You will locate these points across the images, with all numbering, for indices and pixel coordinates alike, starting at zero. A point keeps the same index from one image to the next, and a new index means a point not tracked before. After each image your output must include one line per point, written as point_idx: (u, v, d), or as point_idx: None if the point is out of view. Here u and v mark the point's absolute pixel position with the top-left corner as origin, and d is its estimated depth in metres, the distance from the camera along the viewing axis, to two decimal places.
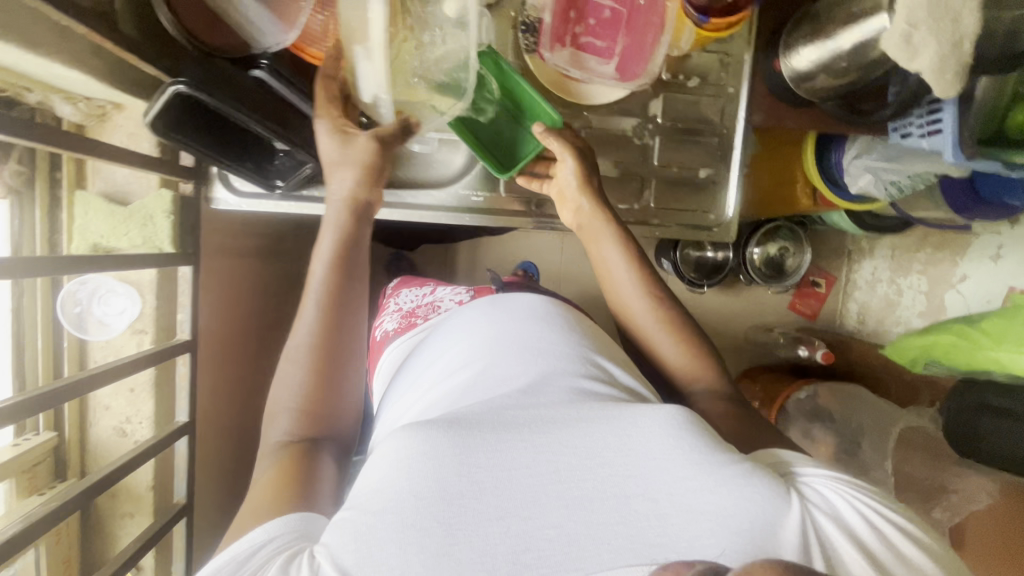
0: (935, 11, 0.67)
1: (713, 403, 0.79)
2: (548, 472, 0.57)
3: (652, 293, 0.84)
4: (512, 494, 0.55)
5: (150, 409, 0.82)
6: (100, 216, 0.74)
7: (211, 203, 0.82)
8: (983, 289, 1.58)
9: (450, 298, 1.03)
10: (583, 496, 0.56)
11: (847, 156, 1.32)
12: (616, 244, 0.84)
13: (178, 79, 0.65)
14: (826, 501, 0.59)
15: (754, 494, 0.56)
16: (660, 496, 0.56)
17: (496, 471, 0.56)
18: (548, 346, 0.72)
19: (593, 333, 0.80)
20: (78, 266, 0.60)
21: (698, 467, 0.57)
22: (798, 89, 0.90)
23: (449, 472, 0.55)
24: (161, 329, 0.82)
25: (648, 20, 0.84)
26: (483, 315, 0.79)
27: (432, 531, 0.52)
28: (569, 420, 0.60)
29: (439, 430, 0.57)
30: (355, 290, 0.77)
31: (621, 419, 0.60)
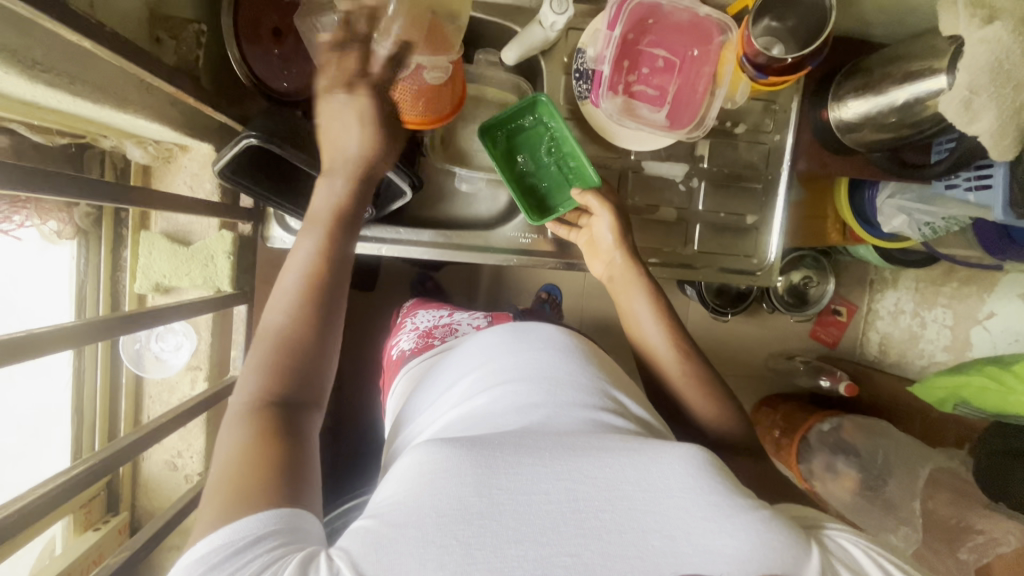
0: (997, 78, 0.68)
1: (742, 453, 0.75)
2: (568, 499, 0.51)
3: (680, 347, 0.80)
4: (530, 520, 0.49)
5: (203, 444, 0.83)
6: (163, 256, 0.76)
7: (268, 241, 0.81)
8: (1013, 328, 1.57)
9: (467, 322, 1.07)
10: (602, 527, 0.50)
11: (881, 195, 1.33)
12: (647, 299, 0.83)
13: (251, 132, 0.68)
14: (848, 554, 0.58)
15: (772, 540, 0.52)
16: (680, 534, 0.50)
17: (517, 494, 0.51)
18: (565, 379, 0.69)
19: (612, 369, 0.78)
20: (135, 324, 0.61)
21: (717, 505, 0.52)
22: (843, 138, 0.92)
23: (470, 490, 0.50)
24: (215, 366, 0.83)
25: (700, 71, 0.85)
26: (505, 347, 0.76)
27: (449, 549, 0.47)
28: (591, 448, 0.55)
29: (464, 450, 0.53)
30: (349, 246, 0.68)
31: (642, 448, 0.55)
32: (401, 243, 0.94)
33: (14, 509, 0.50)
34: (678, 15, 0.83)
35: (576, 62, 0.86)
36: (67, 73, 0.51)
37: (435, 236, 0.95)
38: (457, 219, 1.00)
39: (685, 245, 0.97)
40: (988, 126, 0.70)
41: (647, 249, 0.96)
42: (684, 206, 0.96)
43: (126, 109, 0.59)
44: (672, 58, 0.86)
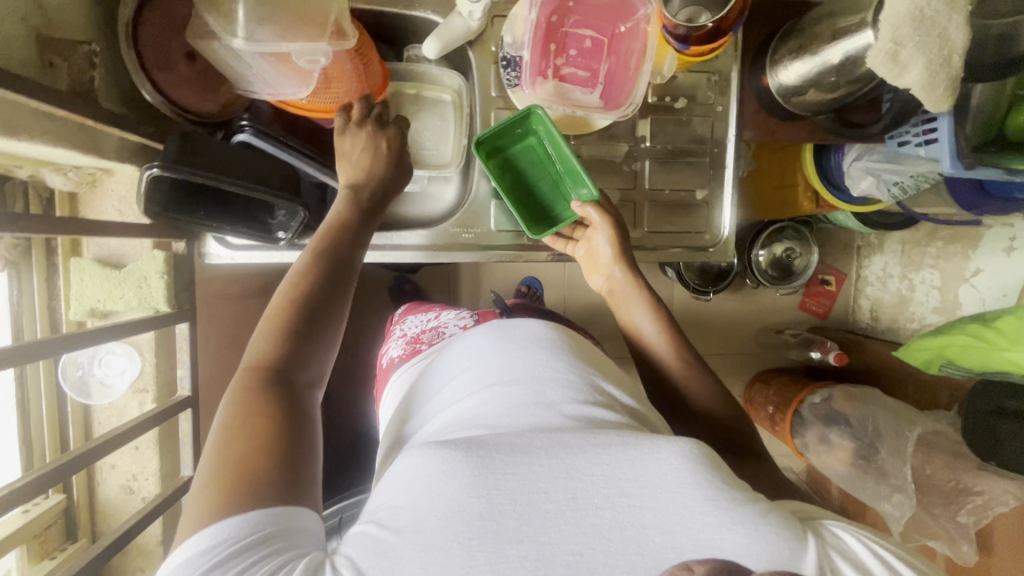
0: (922, 26, 0.65)
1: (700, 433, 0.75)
2: (567, 498, 0.52)
3: (682, 358, 0.79)
4: (530, 520, 0.51)
5: (156, 465, 0.82)
6: (97, 281, 0.76)
7: (205, 258, 0.82)
8: (999, 283, 1.54)
9: (454, 322, 1.05)
10: (601, 525, 0.51)
11: (847, 159, 1.30)
12: (645, 306, 0.82)
13: (151, 162, 0.67)
14: (843, 546, 0.54)
15: (772, 535, 0.51)
16: (680, 529, 0.51)
17: (516, 493, 0.52)
18: (554, 375, 0.67)
19: (596, 359, 0.76)
20: (74, 342, 0.61)
21: (716, 500, 0.52)
22: (787, 104, 0.89)
23: (469, 492, 0.51)
24: (162, 385, 0.82)
25: (631, 47, 0.84)
26: (491, 343, 0.74)
27: (452, 551, 0.49)
28: (586, 443, 0.54)
29: (457, 449, 0.53)
30: (354, 259, 0.73)
31: (637, 442, 0.55)
32: None
33: None
34: None
35: (504, 49, 0.85)
36: None
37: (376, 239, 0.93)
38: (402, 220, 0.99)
39: (634, 227, 0.96)
40: (918, 78, 0.68)
41: None
42: (630, 188, 0.95)
43: (22, 137, 0.58)
44: (601, 37, 0.84)
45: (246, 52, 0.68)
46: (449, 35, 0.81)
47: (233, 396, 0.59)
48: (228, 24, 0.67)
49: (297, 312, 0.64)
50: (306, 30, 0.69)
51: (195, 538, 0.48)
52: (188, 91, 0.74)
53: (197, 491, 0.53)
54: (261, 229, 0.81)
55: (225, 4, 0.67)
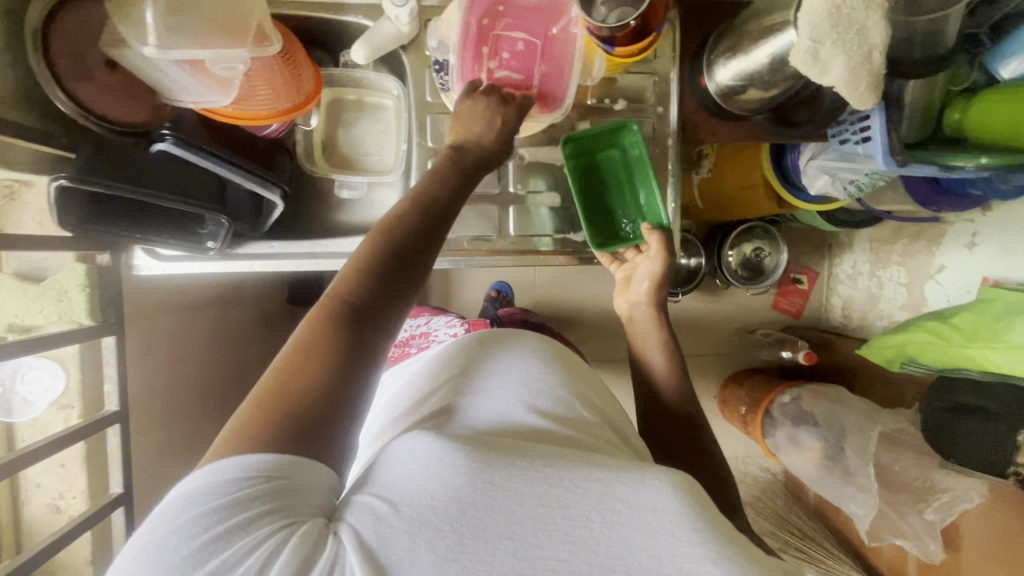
0: (839, 23, 0.65)
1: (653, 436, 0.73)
2: (559, 503, 0.44)
3: (683, 395, 0.78)
4: (522, 517, 0.43)
5: (83, 484, 0.79)
6: (13, 294, 0.74)
7: (132, 269, 0.80)
8: (962, 279, 1.54)
9: (444, 330, 1.12)
10: (589, 538, 0.43)
11: (803, 157, 1.30)
12: (656, 336, 0.83)
13: (57, 173, 0.65)
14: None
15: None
16: (671, 563, 0.42)
17: (512, 485, 0.45)
18: (547, 390, 0.63)
19: (577, 366, 0.72)
20: None
21: (717, 542, 0.42)
22: (727, 103, 0.88)
23: (466, 480, 0.45)
24: (90, 401, 0.79)
25: (564, 50, 0.82)
26: (489, 355, 0.69)
27: (442, 534, 0.42)
28: (583, 456, 0.48)
29: (460, 437, 0.48)
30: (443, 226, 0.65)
31: (636, 466, 0.47)
32: (277, 257, 0.86)
33: None
34: None
35: (433, 52, 0.84)
36: None
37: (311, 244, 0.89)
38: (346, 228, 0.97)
39: (576, 229, 0.95)
40: (840, 76, 0.67)
41: (537, 236, 0.94)
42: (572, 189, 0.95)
43: None
44: (532, 38, 0.83)
45: (159, 60, 0.67)
46: (378, 40, 0.80)
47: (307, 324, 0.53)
48: (136, 31, 0.65)
49: (378, 259, 0.58)
50: (223, 35, 0.69)
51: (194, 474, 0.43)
52: (109, 101, 0.68)
53: (247, 406, 0.48)
54: (189, 238, 0.80)
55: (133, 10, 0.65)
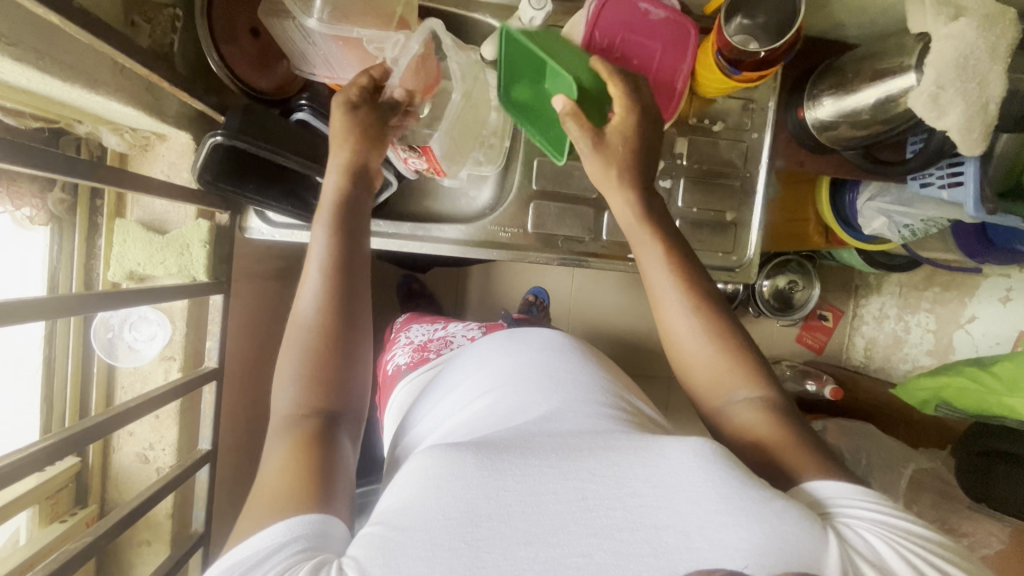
0: (963, 72, 0.69)
1: (757, 415, 0.62)
2: (576, 498, 0.49)
3: (697, 300, 0.67)
4: (543, 522, 0.47)
5: (175, 435, 0.79)
6: (139, 244, 0.75)
7: (245, 232, 0.82)
8: (994, 331, 1.59)
9: (462, 333, 0.97)
10: (611, 525, 0.48)
11: (862, 198, 1.33)
12: (667, 274, 0.69)
13: (215, 131, 0.68)
14: (871, 548, 0.49)
15: (789, 531, 0.47)
16: (694, 528, 0.47)
17: (525, 495, 0.49)
18: (569, 377, 0.65)
19: (614, 371, 0.74)
20: (127, 298, 0.60)
21: (731, 498, 0.48)
22: (821, 137, 0.93)
23: (478, 493, 0.48)
24: (190, 356, 0.80)
25: (677, 67, 0.87)
26: (506, 354, 0.71)
27: (457, 553, 0.45)
28: (593, 448, 0.53)
29: (468, 450, 0.51)
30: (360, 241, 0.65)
31: (644, 445, 0.53)
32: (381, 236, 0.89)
33: (16, 457, 0.50)
34: (655, 14, 0.85)
35: None
36: (36, 49, 0.50)
37: (415, 230, 0.91)
38: (443, 216, 0.98)
39: None
40: (957, 119, 0.71)
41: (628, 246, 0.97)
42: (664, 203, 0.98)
43: (99, 94, 0.58)
44: (648, 57, 0.87)
45: (317, 33, 0.70)
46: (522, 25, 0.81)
47: (277, 443, 0.55)
48: (302, 5, 0.68)
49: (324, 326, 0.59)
50: (375, 17, 0.71)
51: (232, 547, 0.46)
52: (249, 67, 0.76)
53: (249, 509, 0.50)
54: (303, 210, 0.80)
55: None
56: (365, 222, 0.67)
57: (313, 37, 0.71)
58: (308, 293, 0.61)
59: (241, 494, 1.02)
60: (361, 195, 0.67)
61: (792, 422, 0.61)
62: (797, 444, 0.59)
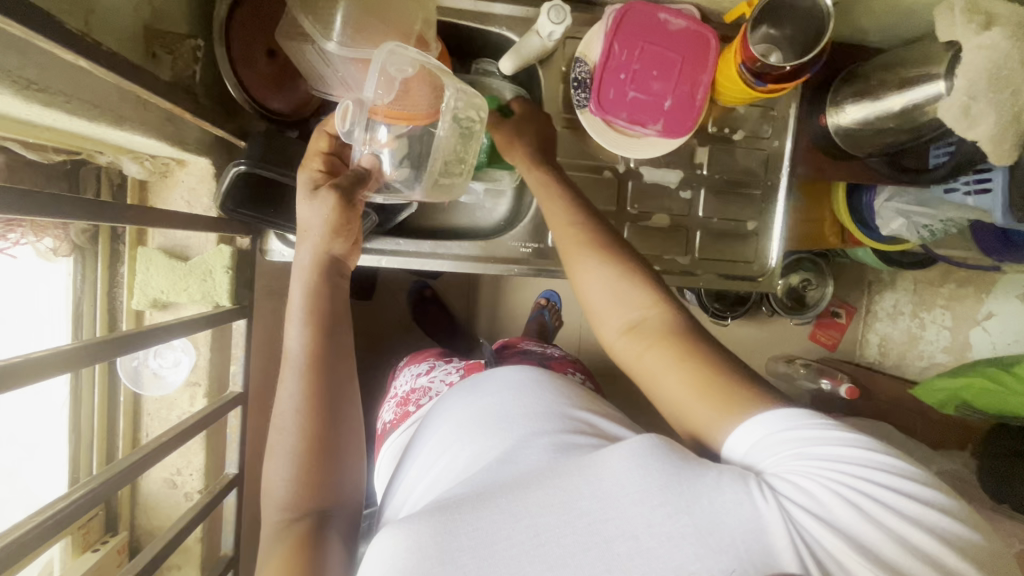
0: (996, 83, 0.68)
1: (656, 337, 0.62)
2: (529, 537, 0.47)
3: (595, 240, 0.70)
4: (500, 572, 0.46)
5: (202, 460, 0.79)
6: (161, 272, 0.75)
7: (266, 255, 0.81)
8: (1012, 329, 1.66)
9: (442, 379, 0.89)
10: (565, 553, 0.46)
11: (878, 199, 1.31)
12: (572, 220, 0.72)
13: (239, 160, 0.69)
14: (800, 492, 0.46)
15: (728, 503, 0.46)
16: (642, 530, 0.46)
17: (479, 555, 0.47)
18: (525, 407, 0.61)
19: (591, 400, 0.69)
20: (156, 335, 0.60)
21: (665, 489, 0.47)
22: (844, 144, 0.91)
23: (432, 561, 0.47)
24: (214, 381, 0.80)
25: (698, 77, 0.86)
26: (465, 393, 0.69)
27: None
28: (539, 478, 0.51)
29: (421, 517, 0.50)
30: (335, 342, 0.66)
31: (585, 461, 0.51)
32: (401, 256, 0.89)
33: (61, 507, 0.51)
34: (675, 23, 0.84)
35: (574, 71, 0.87)
36: (64, 92, 0.50)
37: (436, 247, 0.90)
38: (461, 232, 0.97)
39: (685, 253, 0.98)
40: (989, 130, 0.70)
41: (648, 257, 0.96)
42: (683, 213, 0.97)
43: (124, 130, 0.58)
44: (669, 67, 0.85)
45: (336, 56, 0.70)
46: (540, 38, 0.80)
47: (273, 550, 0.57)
48: (323, 28, 0.67)
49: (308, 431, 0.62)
50: (395, 36, 0.69)
51: None
52: (266, 89, 0.75)
53: None
54: None
55: (323, 9, 0.68)
56: (346, 328, 0.68)
57: (334, 59, 0.70)
58: (288, 392, 0.64)
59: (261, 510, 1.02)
60: (335, 292, 0.68)
61: (692, 335, 0.61)
62: (714, 377, 0.57)
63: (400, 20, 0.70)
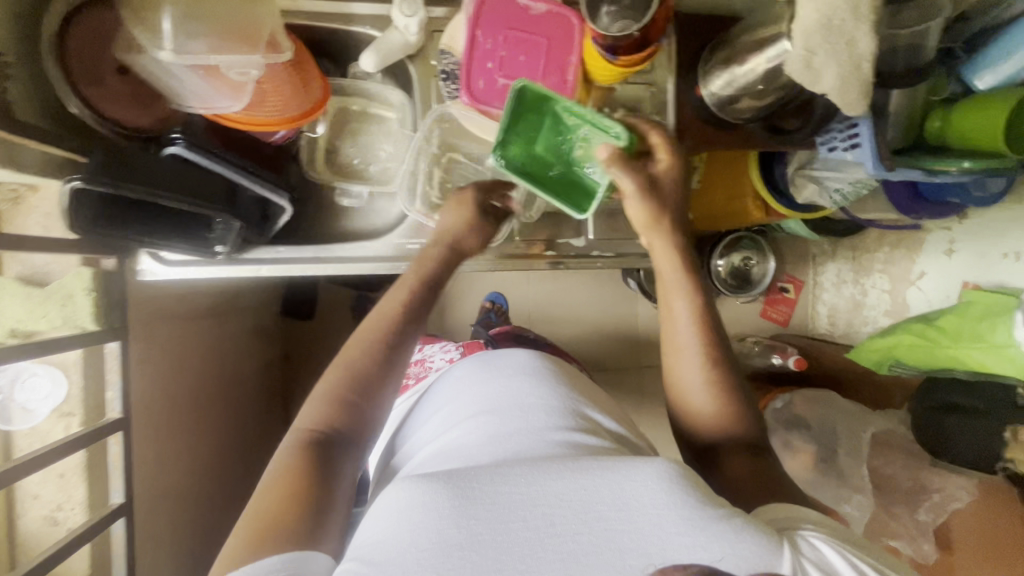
0: (830, 34, 0.69)
1: (739, 462, 0.69)
2: (545, 524, 0.50)
3: (706, 342, 0.73)
4: (509, 548, 0.49)
5: (82, 493, 0.77)
6: (16, 300, 0.72)
7: (137, 274, 0.81)
8: (943, 287, 1.59)
9: (440, 357, 1.08)
10: (577, 550, 0.49)
11: (791, 167, 1.33)
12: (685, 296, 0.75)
13: (72, 176, 0.65)
14: (818, 553, 0.52)
15: (743, 548, 0.49)
16: (653, 549, 0.48)
17: (494, 523, 0.50)
18: (536, 403, 0.68)
19: (581, 385, 0.79)
20: None
21: (689, 519, 0.49)
22: (722, 113, 0.92)
23: (449, 523, 0.49)
24: (91, 408, 0.77)
25: (565, 58, 0.85)
26: (486, 385, 0.73)
27: None
28: (563, 470, 0.53)
29: (440, 481, 0.52)
30: (412, 339, 0.76)
31: (611, 466, 0.53)
32: (284, 263, 0.86)
33: None
34: (535, 8, 0.85)
35: (443, 63, 0.87)
36: None
37: (318, 250, 0.88)
38: (353, 235, 0.96)
39: (579, 236, 0.96)
40: (832, 83, 0.71)
41: (544, 241, 0.96)
42: None
43: None
44: (535, 51, 0.85)
45: (174, 65, 0.68)
46: (405, 32, 0.81)
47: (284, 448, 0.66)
48: (152, 38, 0.67)
49: (350, 381, 0.70)
50: (238, 40, 0.70)
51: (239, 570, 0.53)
52: (116, 105, 0.73)
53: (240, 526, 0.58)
54: (199, 244, 0.80)
55: (151, 18, 0.67)
56: (415, 337, 0.77)
57: (170, 67, 0.69)
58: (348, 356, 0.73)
59: (171, 542, 0.99)
60: (427, 308, 0.79)
61: (774, 468, 0.68)
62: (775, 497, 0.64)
63: (243, 22, 0.70)
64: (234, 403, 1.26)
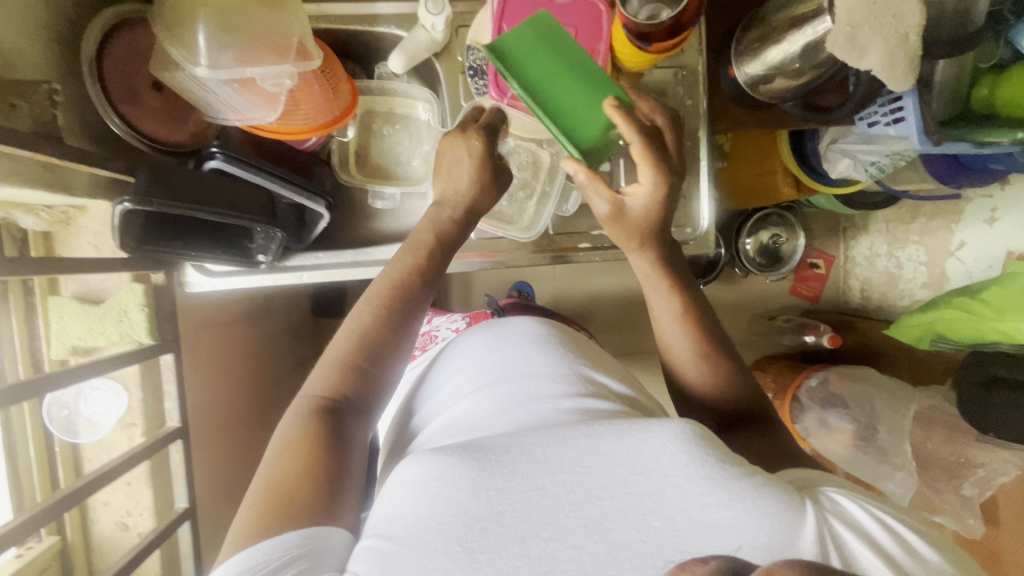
0: (874, 8, 0.67)
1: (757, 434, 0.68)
2: (565, 491, 0.49)
3: (692, 324, 0.73)
4: (531, 516, 0.48)
5: (149, 499, 0.81)
6: (75, 319, 0.76)
7: (185, 287, 0.83)
8: (985, 254, 1.50)
9: (447, 327, 1.07)
10: (600, 516, 0.48)
11: (824, 142, 1.30)
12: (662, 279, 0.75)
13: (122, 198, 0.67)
14: (838, 509, 0.50)
15: (769, 507, 0.48)
16: (678, 511, 0.48)
17: (514, 493, 0.49)
18: (544, 368, 0.65)
19: (589, 353, 0.73)
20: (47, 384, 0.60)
21: (711, 479, 0.49)
22: (755, 93, 0.89)
23: (467, 495, 0.49)
24: (150, 420, 0.83)
25: (593, 45, 0.83)
26: (485, 350, 0.71)
27: (453, 556, 0.46)
28: (578, 436, 0.52)
29: (453, 453, 0.51)
30: (421, 284, 0.73)
31: (627, 429, 0.52)
32: (322, 270, 0.87)
33: None
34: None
35: (469, 59, 0.86)
36: None
37: (355, 255, 0.89)
38: (382, 237, 0.95)
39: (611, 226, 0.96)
40: (877, 59, 0.68)
41: (577, 234, 0.96)
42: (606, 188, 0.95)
43: None
44: None
45: (210, 79, 0.69)
46: (430, 31, 0.80)
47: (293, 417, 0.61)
48: (188, 53, 0.68)
49: (353, 341, 0.66)
50: (267, 51, 0.69)
51: (235, 558, 0.48)
52: (155, 122, 0.75)
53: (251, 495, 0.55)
54: (241, 254, 0.82)
55: (185, 33, 0.68)
56: (426, 291, 0.73)
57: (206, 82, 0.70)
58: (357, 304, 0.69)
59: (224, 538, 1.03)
60: (430, 259, 0.74)
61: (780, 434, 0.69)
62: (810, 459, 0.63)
63: (270, 33, 0.70)
64: (274, 402, 1.29)
